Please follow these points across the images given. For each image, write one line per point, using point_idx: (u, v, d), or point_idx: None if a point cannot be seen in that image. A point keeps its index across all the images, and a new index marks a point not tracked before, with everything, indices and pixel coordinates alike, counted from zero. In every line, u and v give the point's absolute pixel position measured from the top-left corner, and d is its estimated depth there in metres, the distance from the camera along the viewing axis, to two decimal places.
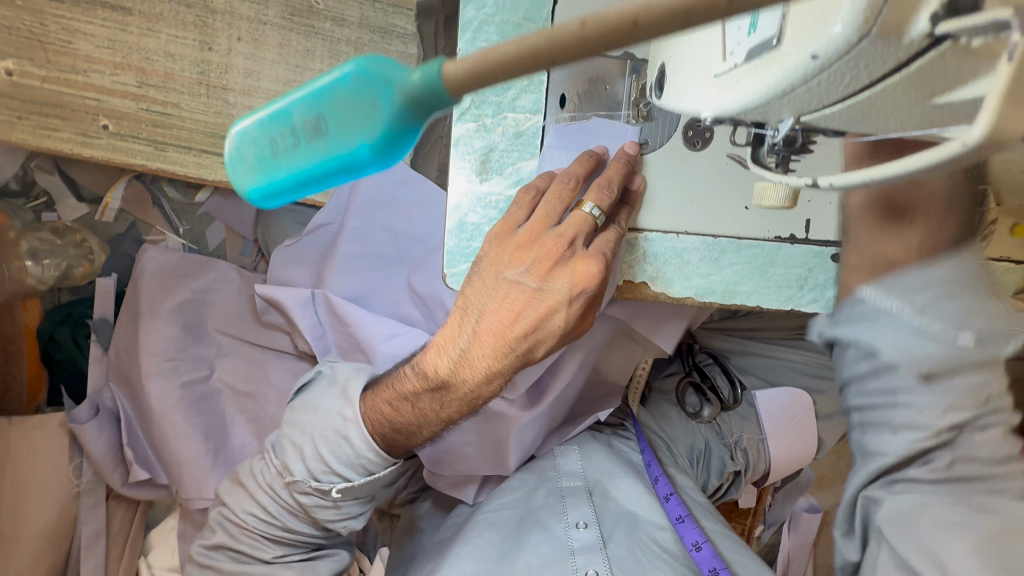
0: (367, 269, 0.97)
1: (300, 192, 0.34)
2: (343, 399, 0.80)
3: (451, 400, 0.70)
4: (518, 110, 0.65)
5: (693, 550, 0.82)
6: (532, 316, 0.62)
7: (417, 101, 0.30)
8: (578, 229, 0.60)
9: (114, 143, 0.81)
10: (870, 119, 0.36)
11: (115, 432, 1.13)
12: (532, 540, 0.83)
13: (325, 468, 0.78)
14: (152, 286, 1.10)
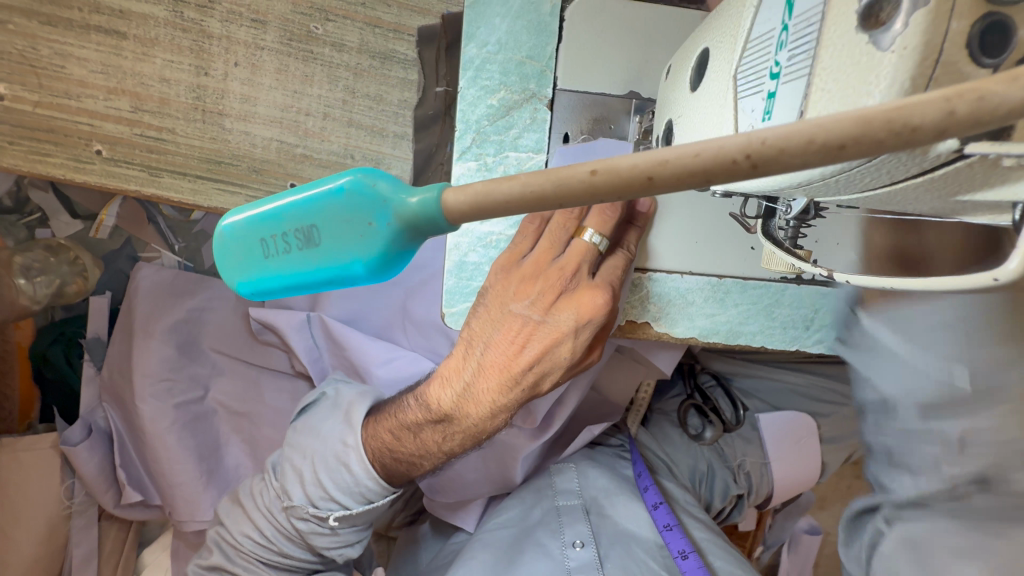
0: (364, 293, 0.94)
1: (290, 289, 0.38)
2: (346, 424, 0.74)
3: (455, 434, 0.65)
4: (520, 149, 0.61)
5: (680, 560, 0.77)
6: (537, 348, 0.58)
7: (411, 226, 0.33)
8: (581, 259, 0.55)
9: (107, 168, 0.80)
10: (890, 200, 0.35)
11: (108, 453, 1.11)
12: (526, 561, 0.79)
13: (324, 494, 0.71)
14: (147, 305, 1.09)
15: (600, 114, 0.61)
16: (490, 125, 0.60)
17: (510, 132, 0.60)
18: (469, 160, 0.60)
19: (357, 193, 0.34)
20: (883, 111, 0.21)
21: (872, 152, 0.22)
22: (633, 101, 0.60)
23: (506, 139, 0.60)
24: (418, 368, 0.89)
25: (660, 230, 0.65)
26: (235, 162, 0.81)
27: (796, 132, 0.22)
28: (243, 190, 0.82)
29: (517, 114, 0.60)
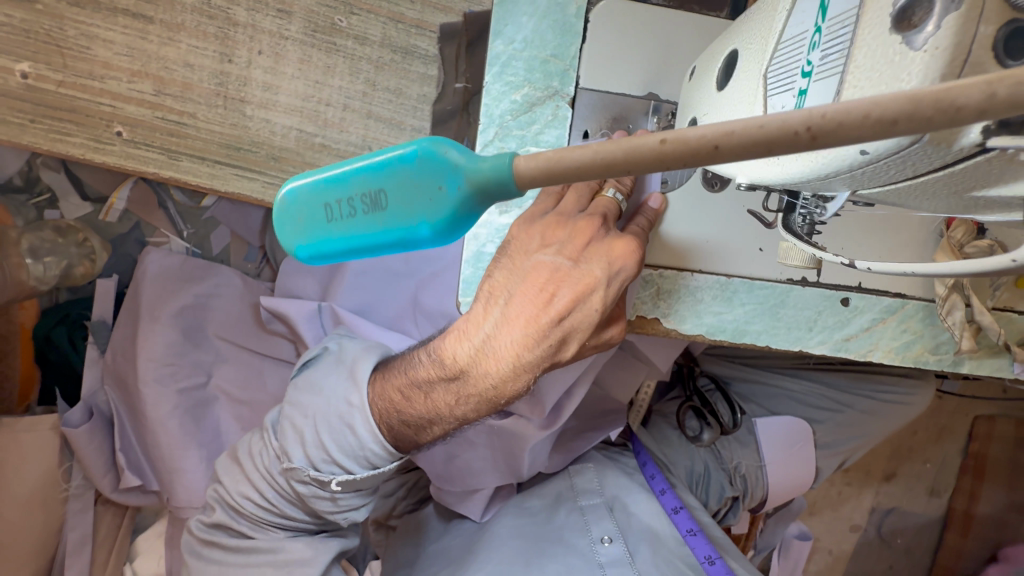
0: (374, 283, 0.95)
1: (347, 255, 0.40)
2: (351, 381, 0.72)
3: (469, 394, 0.63)
4: (541, 144, 0.62)
5: (708, 565, 0.86)
6: (568, 296, 0.55)
7: (483, 191, 0.36)
8: (607, 209, 0.57)
9: (127, 150, 0.80)
10: (913, 194, 0.37)
11: (108, 436, 1.10)
12: (555, 554, 0.85)
13: (326, 457, 0.70)
14: (153, 290, 1.09)
15: (618, 113, 0.63)
16: (513, 119, 0.62)
17: (532, 128, 0.62)
18: (491, 153, 0.62)
19: (428, 159, 0.36)
20: (932, 92, 0.23)
21: (921, 129, 0.24)
22: (652, 102, 0.62)
23: (528, 134, 0.62)
24: None
25: (668, 230, 0.67)
26: (254, 149, 0.83)
27: (852, 109, 0.25)
28: (261, 177, 0.83)
29: (540, 110, 0.62)
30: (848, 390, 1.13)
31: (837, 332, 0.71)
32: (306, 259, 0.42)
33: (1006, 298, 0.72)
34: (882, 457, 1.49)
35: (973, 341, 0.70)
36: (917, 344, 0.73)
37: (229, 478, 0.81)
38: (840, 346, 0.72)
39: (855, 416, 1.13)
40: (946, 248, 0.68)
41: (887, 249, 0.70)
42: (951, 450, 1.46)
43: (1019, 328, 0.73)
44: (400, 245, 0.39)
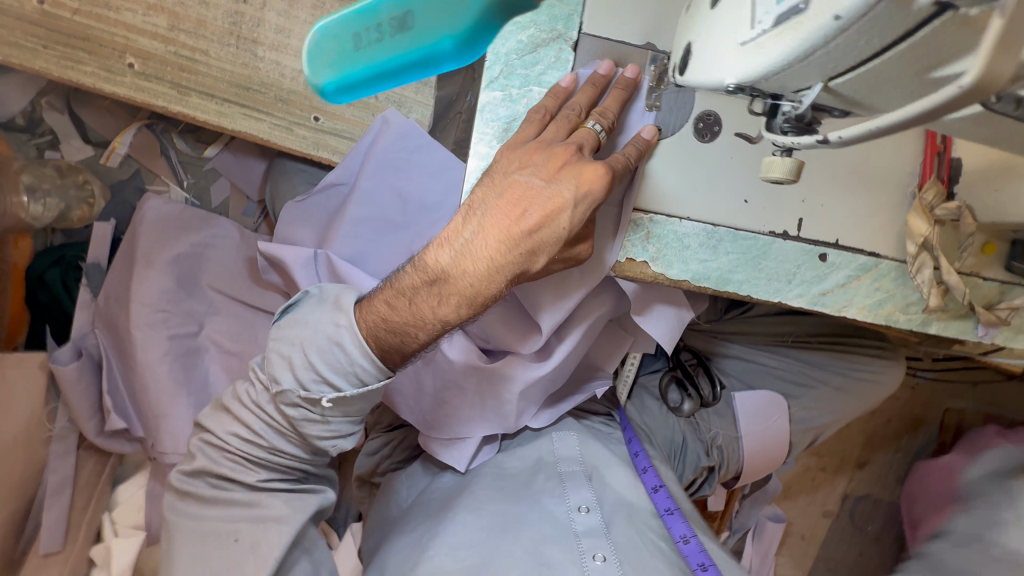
0: (372, 233, 0.90)
1: (365, 83, 0.62)
2: (337, 309, 0.71)
3: (446, 301, 0.63)
4: (544, 85, 0.66)
5: (682, 544, 0.85)
6: (538, 213, 0.58)
7: (483, 18, 0.55)
8: (586, 139, 0.60)
9: (137, 82, 0.82)
10: (879, 82, 0.37)
11: (96, 380, 1.10)
12: (533, 518, 0.84)
13: (315, 377, 0.71)
14: (151, 235, 1.09)
15: (617, 58, 0.67)
16: (518, 59, 0.66)
17: (536, 68, 0.66)
18: (495, 89, 0.66)
19: None
20: None
21: None
22: (649, 52, 0.67)
23: (531, 74, 0.66)
24: None
25: (657, 177, 0.70)
26: (263, 89, 0.85)
27: None
28: (268, 118, 0.86)
29: (544, 51, 0.66)
30: (823, 367, 1.16)
31: (814, 286, 0.75)
32: (337, 88, 0.62)
33: (972, 264, 0.76)
34: (856, 445, 1.53)
35: (940, 300, 0.74)
36: (889, 303, 0.77)
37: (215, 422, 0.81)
38: (817, 301, 0.76)
39: (829, 392, 1.16)
40: (919, 209, 0.73)
41: (864, 209, 0.75)
42: (923, 440, 1.50)
43: (983, 292, 0.77)
44: (421, 66, 0.59)
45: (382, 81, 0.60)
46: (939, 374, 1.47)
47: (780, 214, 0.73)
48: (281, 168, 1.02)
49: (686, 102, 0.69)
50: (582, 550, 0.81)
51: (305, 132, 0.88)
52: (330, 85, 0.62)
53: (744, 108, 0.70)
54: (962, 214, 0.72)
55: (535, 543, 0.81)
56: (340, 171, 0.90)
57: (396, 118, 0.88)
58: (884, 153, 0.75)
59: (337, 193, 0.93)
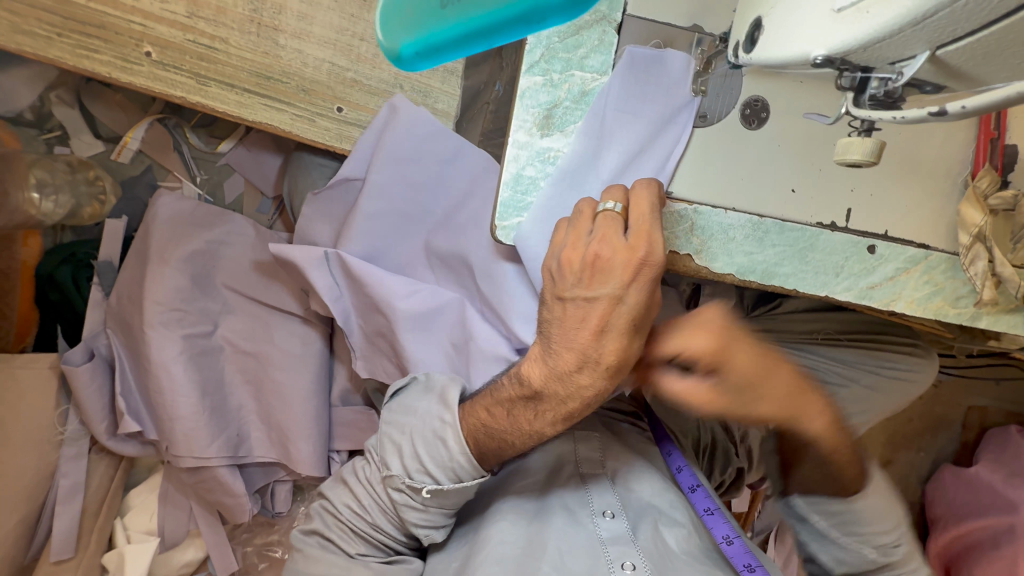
0: (390, 226, 0.87)
1: (446, 51, 0.48)
2: (442, 404, 0.69)
3: (549, 410, 0.62)
4: (585, 70, 0.64)
5: (725, 545, 0.78)
6: (595, 323, 0.55)
7: None
8: (611, 227, 0.55)
9: (154, 71, 0.79)
10: (998, 50, 0.33)
11: (107, 381, 1.07)
12: (557, 525, 0.74)
13: (419, 467, 0.67)
14: (165, 232, 1.06)
15: (662, 39, 0.64)
16: (560, 42, 0.63)
17: (578, 52, 0.63)
18: (536, 74, 0.63)
19: None
20: None
21: None
22: (696, 34, 0.64)
23: (573, 58, 0.63)
24: (446, 299, 0.86)
25: (703, 166, 0.67)
26: (284, 79, 0.82)
27: None
28: (290, 108, 0.83)
29: (587, 34, 0.63)
30: (855, 364, 1.13)
31: (863, 279, 0.72)
32: (414, 54, 0.49)
33: None
34: (879, 444, 1.50)
35: (994, 293, 0.72)
36: (938, 297, 0.74)
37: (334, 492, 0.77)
38: (865, 294, 0.73)
39: (862, 391, 1.13)
40: (971, 198, 0.70)
41: (913, 200, 0.72)
42: (946, 439, 1.48)
43: None
44: (524, 21, 0.42)
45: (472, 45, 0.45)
46: (963, 371, 1.45)
47: (829, 203, 0.70)
48: (298, 163, 0.99)
49: (732, 87, 0.65)
50: (610, 558, 0.70)
51: (327, 123, 0.85)
52: (407, 48, 0.49)
53: (797, 94, 0.66)
54: (1016, 203, 0.70)
55: (563, 555, 0.70)
56: (357, 164, 0.86)
57: (404, 105, 0.83)
58: (935, 141, 0.72)
59: (351, 187, 0.90)
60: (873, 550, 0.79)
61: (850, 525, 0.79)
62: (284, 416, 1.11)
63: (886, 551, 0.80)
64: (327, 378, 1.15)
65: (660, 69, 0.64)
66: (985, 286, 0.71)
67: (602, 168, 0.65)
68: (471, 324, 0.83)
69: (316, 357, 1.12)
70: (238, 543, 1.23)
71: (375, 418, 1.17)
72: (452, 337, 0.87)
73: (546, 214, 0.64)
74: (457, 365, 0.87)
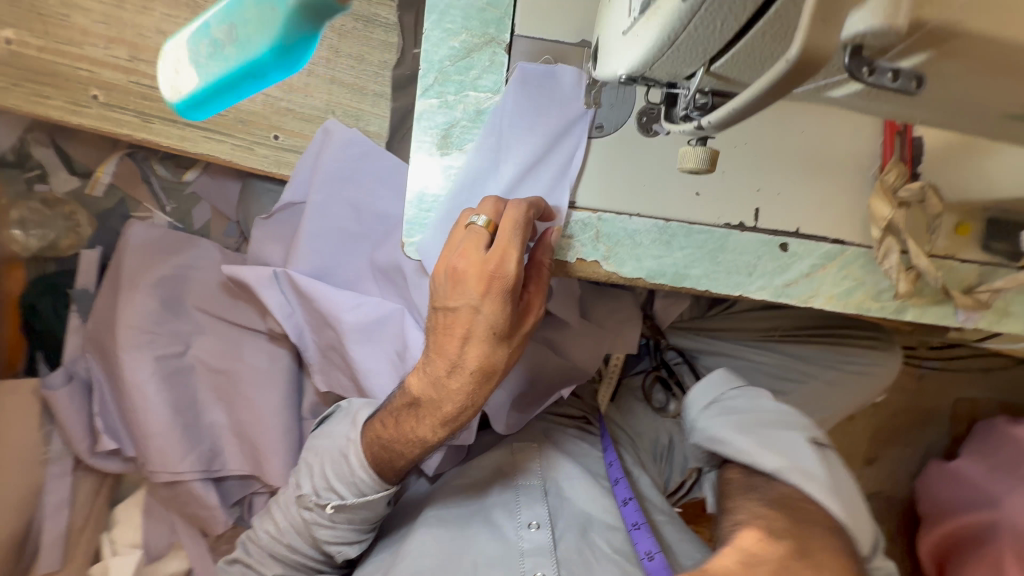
0: (332, 246, 0.91)
1: None
2: (351, 425, 0.75)
3: (427, 417, 0.64)
4: (480, 90, 0.67)
5: (646, 561, 0.76)
6: (456, 331, 0.59)
7: None
8: (472, 241, 0.57)
9: (102, 112, 0.85)
10: (752, 57, 0.36)
11: (87, 402, 1.13)
12: (479, 538, 0.76)
13: (326, 484, 0.73)
14: (135, 259, 1.12)
15: (553, 55, 0.67)
16: (452, 65, 0.66)
17: (471, 73, 0.66)
18: (432, 97, 0.66)
19: None
20: None
21: None
22: (586, 50, 0.67)
23: (466, 80, 0.66)
24: (387, 309, 0.89)
25: (603, 175, 0.69)
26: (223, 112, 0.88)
27: None
28: (229, 139, 0.89)
29: (478, 56, 0.66)
30: (814, 360, 1.12)
31: (777, 277, 0.72)
32: None
33: (947, 246, 0.73)
34: (863, 441, 1.46)
35: (911, 286, 0.71)
36: (859, 291, 0.74)
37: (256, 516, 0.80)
38: (782, 292, 0.73)
39: (820, 387, 1.13)
40: (880, 191, 0.70)
41: (823, 196, 0.72)
42: (933, 433, 1.44)
43: (961, 276, 0.74)
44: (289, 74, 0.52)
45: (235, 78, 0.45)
46: (946, 362, 1.42)
47: (735, 204, 0.71)
48: (251, 188, 1.04)
49: (626, 98, 0.68)
50: (524, 569, 0.73)
51: (266, 151, 0.91)
52: None
53: None
54: (925, 194, 0.69)
55: (479, 568, 0.72)
56: (294, 189, 0.92)
57: (336, 129, 0.89)
58: (841, 138, 0.73)
59: (298, 211, 0.95)
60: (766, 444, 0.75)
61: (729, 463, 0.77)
62: (254, 429, 1.16)
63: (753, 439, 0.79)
64: (295, 392, 1.19)
65: (552, 83, 0.66)
66: (898, 279, 0.70)
67: (502, 180, 0.67)
68: (410, 333, 0.86)
69: (283, 372, 1.17)
70: None
71: None
72: (395, 347, 0.89)
73: (447, 227, 0.67)
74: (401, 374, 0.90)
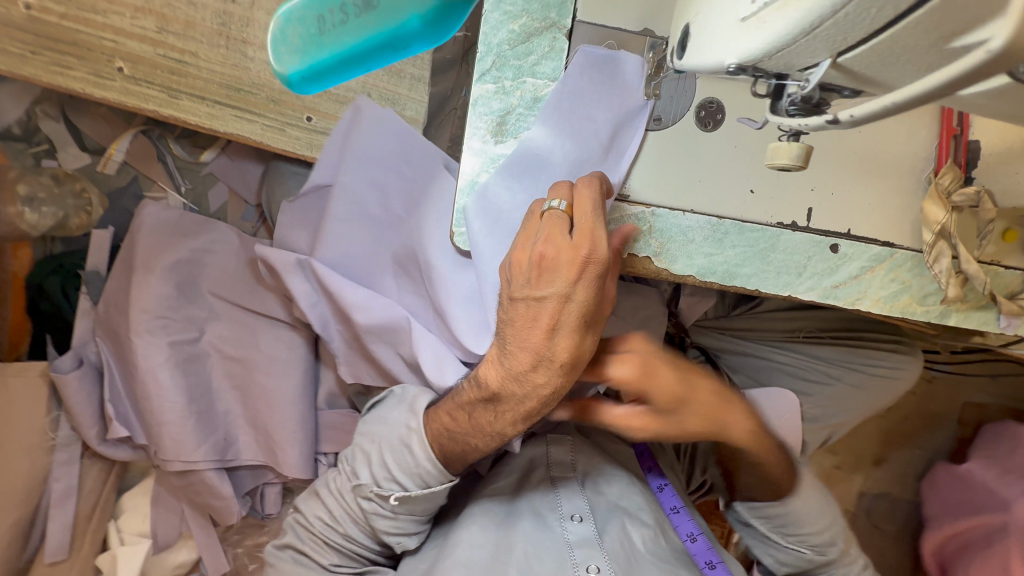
0: (358, 232, 0.89)
1: (331, 77, 0.51)
2: (410, 411, 0.74)
3: (507, 411, 0.65)
4: (537, 76, 0.66)
5: (690, 542, 0.82)
6: (545, 322, 0.58)
7: None
8: (556, 226, 0.57)
9: (127, 86, 0.82)
10: (894, 50, 0.32)
11: (97, 387, 1.10)
12: (524, 528, 0.76)
13: (388, 475, 0.71)
14: (150, 241, 1.07)
15: (614, 42, 0.65)
16: (510, 49, 0.65)
17: (529, 59, 0.65)
18: (488, 82, 0.65)
19: None
20: None
21: None
22: (648, 38, 0.66)
23: (524, 65, 0.66)
24: (414, 301, 0.87)
25: (659, 169, 0.67)
26: (254, 90, 0.86)
27: None
28: (260, 118, 0.86)
29: (537, 41, 0.65)
30: (837, 362, 1.13)
31: (826, 278, 0.71)
32: (303, 79, 0.51)
33: (992, 252, 0.72)
34: (872, 442, 1.48)
35: (959, 291, 0.71)
36: (905, 294, 0.73)
37: (305, 503, 0.79)
38: (830, 294, 0.72)
39: (844, 389, 1.12)
40: (935, 195, 0.69)
41: (877, 198, 0.72)
42: (941, 436, 1.46)
43: (1005, 283, 0.73)
44: (390, 48, 0.48)
45: (356, 70, 0.49)
46: (958, 366, 1.43)
47: (788, 203, 0.70)
48: (276, 171, 1.01)
49: (686, 89, 0.66)
50: (576, 562, 0.72)
51: (298, 133, 0.88)
52: (295, 74, 0.50)
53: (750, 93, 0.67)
54: (981, 199, 0.68)
55: (530, 559, 0.72)
56: (320, 171, 0.88)
57: (368, 107, 0.85)
58: (898, 139, 0.72)
59: (323, 194, 0.92)
60: (809, 551, 0.86)
61: (785, 526, 0.85)
62: (270, 420, 1.13)
63: (824, 552, 0.86)
64: (313, 382, 1.17)
65: (613, 70, 0.65)
66: (949, 284, 0.70)
67: (558, 169, 0.66)
68: (440, 328, 0.83)
69: (301, 362, 1.13)
70: (229, 544, 1.26)
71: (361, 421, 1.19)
72: (420, 340, 0.87)
73: (501, 212, 0.66)
74: (428, 367, 0.87)
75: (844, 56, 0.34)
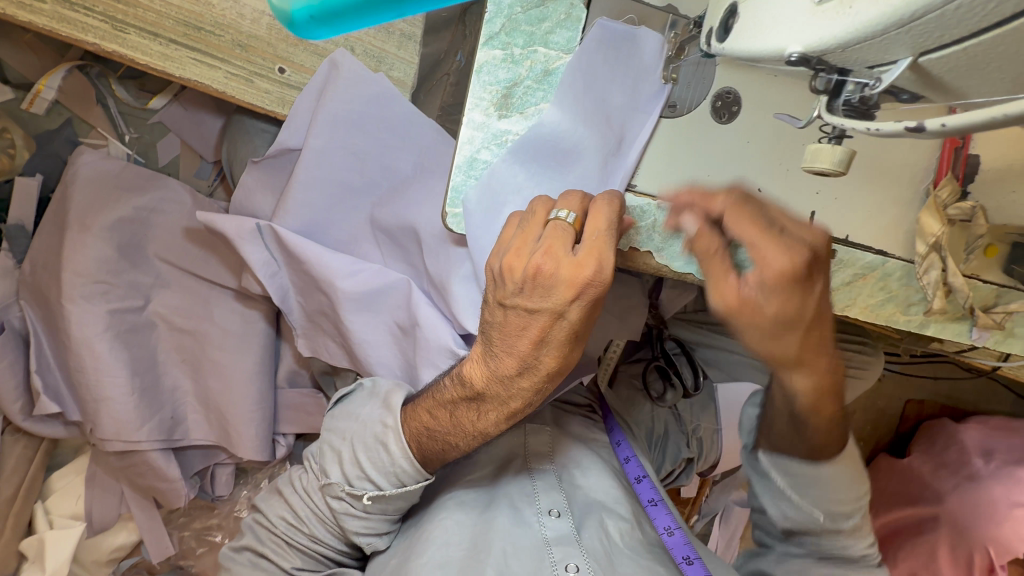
0: (329, 201, 0.81)
1: (348, 23, 0.44)
2: (386, 407, 0.69)
3: (491, 410, 0.62)
4: (551, 46, 0.61)
5: (667, 535, 0.82)
6: (534, 333, 0.55)
7: None
8: (560, 238, 0.53)
9: (59, 11, 0.70)
10: (984, 55, 0.33)
11: (21, 356, 0.98)
12: (500, 524, 0.72)
13: (360, 473, 0.67)
14: (87, 194, 0.94)
15: (631, 19, 0.62)
16: (523, 13, 0.60)
17: (543, 26, 0.61)
18: (496, 47, 0.60)
19: None
20: None
21: None
22: (670, 17, 0.62)
23: (537, 32, 0.61)
24: (391, 279, 0.80)
25: (669, 157, 0.63)
26: (219, 32, 0.75)
27: None
28: (224, 65, 0.76)
29: (553, 6, 0.61)
30: None
31: None
32: (310, 19, 0.44)
33: (974, 266, 0.72)
34: None
35: (944, 302, 0.72)
36: (890, 304, 0.74)
37: (267, 503, 0.75)
38: None
39: None
40: (932, 207, 0.69)
41: (876, 206, 0.71)
42: (884, 429, 1.53)
43: (981, 295, 0.73)
44: None
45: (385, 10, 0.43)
46: (904, 367, 1.51)
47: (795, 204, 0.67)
48: (240, 127, 0.91)
49: (705, 76, 0.62)
50: (553, 560, 0.70)
51: (268, 85, 0.78)
52: (300, 12, 0.44)
53: (767, 89, 0.63)
54: (975, 214, 0.69)
55: (508, 557, 0.69)
56: (288, 130, 0.78)
57: (346, 62, 0.76)
58: (900, 147, 0.71)
59: (293, 157, 0.82)
60: None
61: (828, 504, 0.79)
62: (222, 398, 1.04)
63: None
64: (272, 359, 1.08)
65: (631, 49, 0.62)
66: (934, 298, 0.71)
67: (564, 150, 0.62)
68: (416, 308, 0.78)
69: (260, 338, 1.04)
70: (174, 527, 1.18)
71: (323, 401, 1.12)
72: (397, 319, 0.82)
73: (494, 189, 0.61)
74: (405, 348, 0.82)
75: (927, 57, 0.35)
